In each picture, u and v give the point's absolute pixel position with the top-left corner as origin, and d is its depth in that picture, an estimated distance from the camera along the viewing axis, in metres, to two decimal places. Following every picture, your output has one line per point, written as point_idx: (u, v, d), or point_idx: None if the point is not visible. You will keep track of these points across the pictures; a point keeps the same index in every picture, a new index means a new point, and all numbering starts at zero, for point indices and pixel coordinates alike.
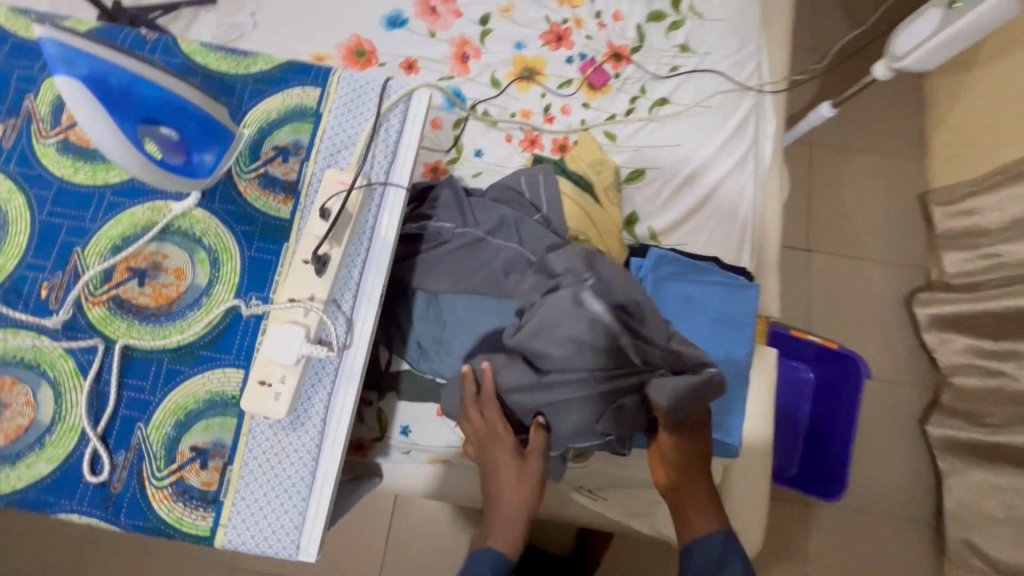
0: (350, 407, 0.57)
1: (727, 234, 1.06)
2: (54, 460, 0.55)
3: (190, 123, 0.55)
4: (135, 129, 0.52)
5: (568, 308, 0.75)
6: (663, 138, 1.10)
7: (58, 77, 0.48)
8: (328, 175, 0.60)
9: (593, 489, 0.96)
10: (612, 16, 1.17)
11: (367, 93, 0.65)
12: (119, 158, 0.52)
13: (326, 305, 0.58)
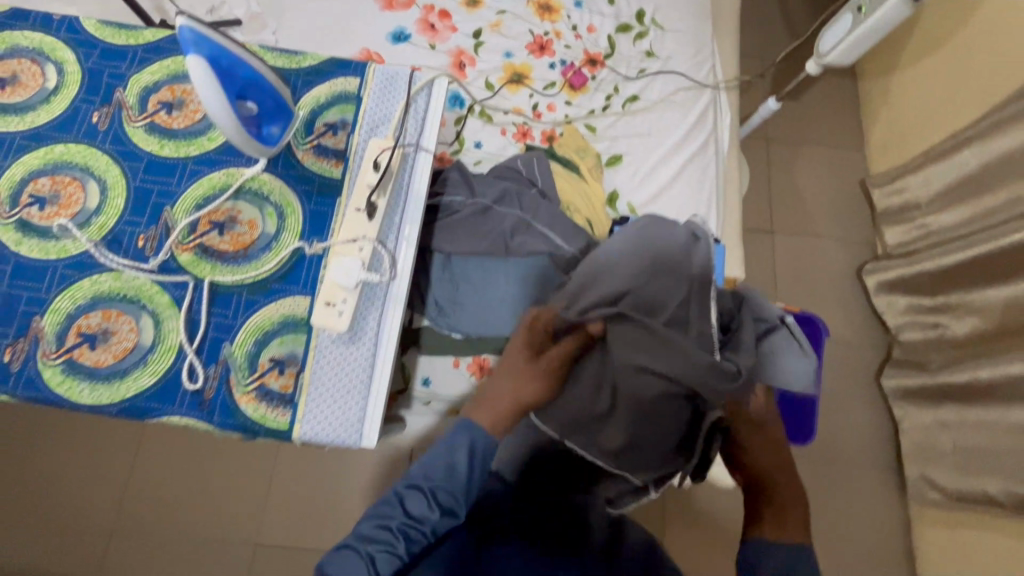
0: (398, 324, 0.71)
1: (695, 206, 1.23)
2: (157, 374, 0.67)
3: (269, 99, 0.69)
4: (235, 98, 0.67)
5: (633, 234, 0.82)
6: (636, 129, 1.28)
7: (192, 58, 0.62)
8: (373, 143, 0.75)
9: None
10: (586, 29, 1.36)
11: (398, 81, 0.81)
12: (219, 125, 0.65)
13: (377, 243, 0.71)
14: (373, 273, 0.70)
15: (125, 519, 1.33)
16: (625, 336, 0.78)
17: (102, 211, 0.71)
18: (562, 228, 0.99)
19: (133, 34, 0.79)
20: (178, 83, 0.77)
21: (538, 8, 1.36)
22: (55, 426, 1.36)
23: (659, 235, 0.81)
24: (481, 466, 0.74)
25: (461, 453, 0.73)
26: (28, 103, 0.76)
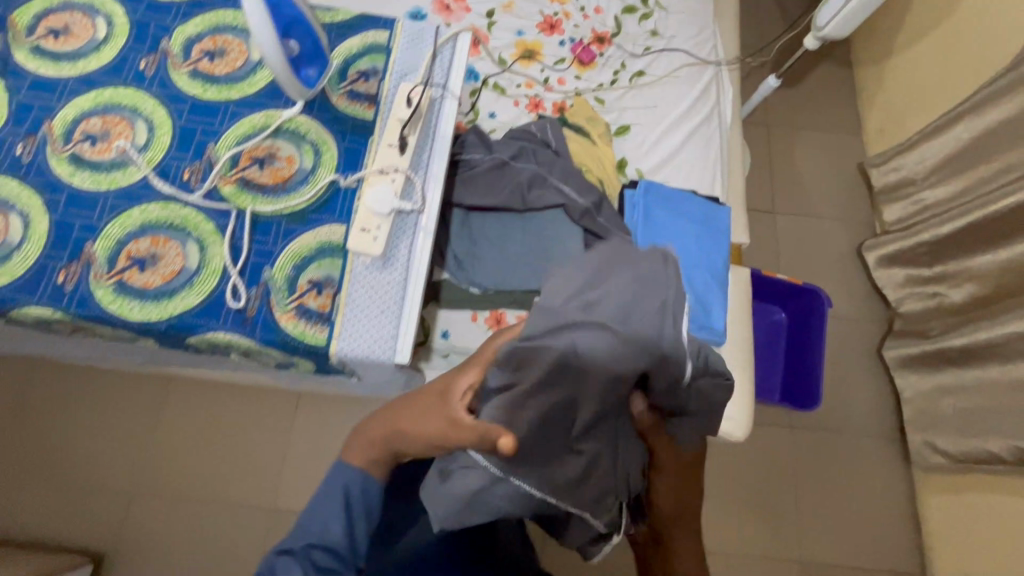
0: (427, 252, 0.75)
1: (700, 173, 1.28)
2: (202, 294, 0.71)
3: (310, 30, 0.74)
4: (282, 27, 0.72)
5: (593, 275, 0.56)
6: (643, 101, 1.34)
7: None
8: (403, 88, 0.80)
9: None
10: (594, 10, 1.42)
11: (425, 34, 0.86)
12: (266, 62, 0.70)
13: (408, 177, 0.76)
14: (405, 204, 0.74)
15: (144, 484, 1.35)
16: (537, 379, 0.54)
17: (150, 147, 0.76)
18: (579, 184, 1.05)
19: None
20: (219, 34, 0.83)
21: None
22: (77, 393, 1.39)
23: (638, 275, 0.56)
24: (366, 518, 0.72)
25: (336, 506, 0.70)
26: (80, 51, 0.81)
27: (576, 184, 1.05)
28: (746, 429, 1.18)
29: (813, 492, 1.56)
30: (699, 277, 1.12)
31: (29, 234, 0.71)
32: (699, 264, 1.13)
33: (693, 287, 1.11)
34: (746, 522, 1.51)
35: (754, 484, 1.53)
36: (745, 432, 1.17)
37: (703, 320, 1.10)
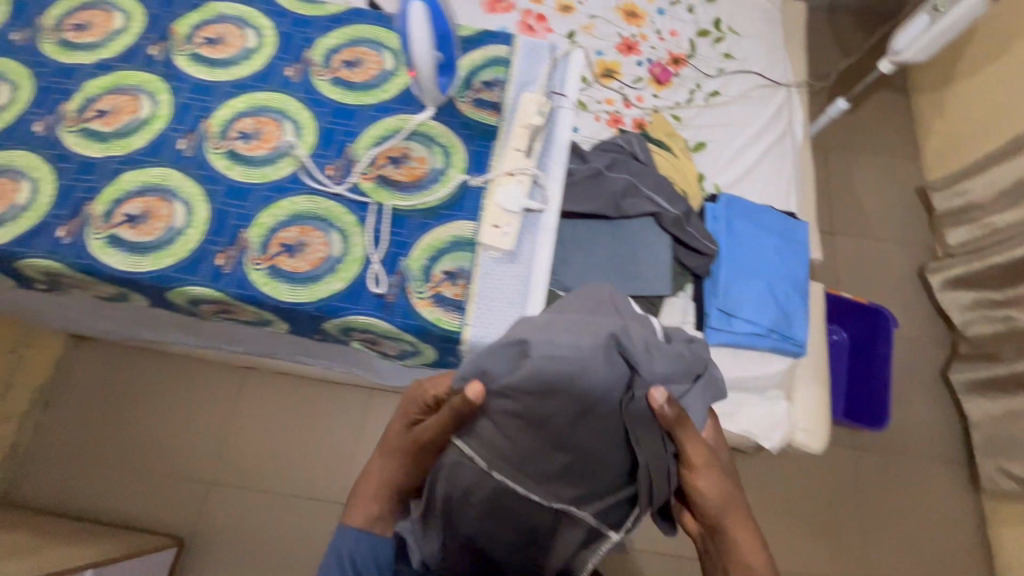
0: (549, 249, 0.79)
1: (774, 189, 1.32)
2: (345, 280, 0.76)
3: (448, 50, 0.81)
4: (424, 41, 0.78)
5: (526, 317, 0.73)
6: (718, 120, 1.39)
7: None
8: (526, 98, 0.86)
9: None
10: (669, 33, 1.49)
11: (542, 49, 0.92)
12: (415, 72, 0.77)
13: (532, 180, 0.81)
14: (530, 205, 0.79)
15: (222, 471, 1.40)
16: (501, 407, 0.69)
17: (297, 146, 0.83)
18: (668, 194, 1.09)
19: (317, 7, 0.93)
20: (357, 46, 0.90)
21: (625, 15, 1.50)
22: (166, 381, 1.46)
23: (581, 294, 0.76)
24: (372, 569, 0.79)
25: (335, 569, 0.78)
26: (233, 58, 0.89)
27: (665, 194, 1.09)
28: (823, 441, 1.19)
29: (879, 515, 1.53)
30: (780, 288, 1.15)
31: (190, 221, 0.78)
32: (780, 275, 1.16)
33: (775, 298, 1.14)
34: (810, 543, 1.49)
35: (818, 504, 1.52)
36: (823, 445, 1.18)
37: (785, 330, 1.13)
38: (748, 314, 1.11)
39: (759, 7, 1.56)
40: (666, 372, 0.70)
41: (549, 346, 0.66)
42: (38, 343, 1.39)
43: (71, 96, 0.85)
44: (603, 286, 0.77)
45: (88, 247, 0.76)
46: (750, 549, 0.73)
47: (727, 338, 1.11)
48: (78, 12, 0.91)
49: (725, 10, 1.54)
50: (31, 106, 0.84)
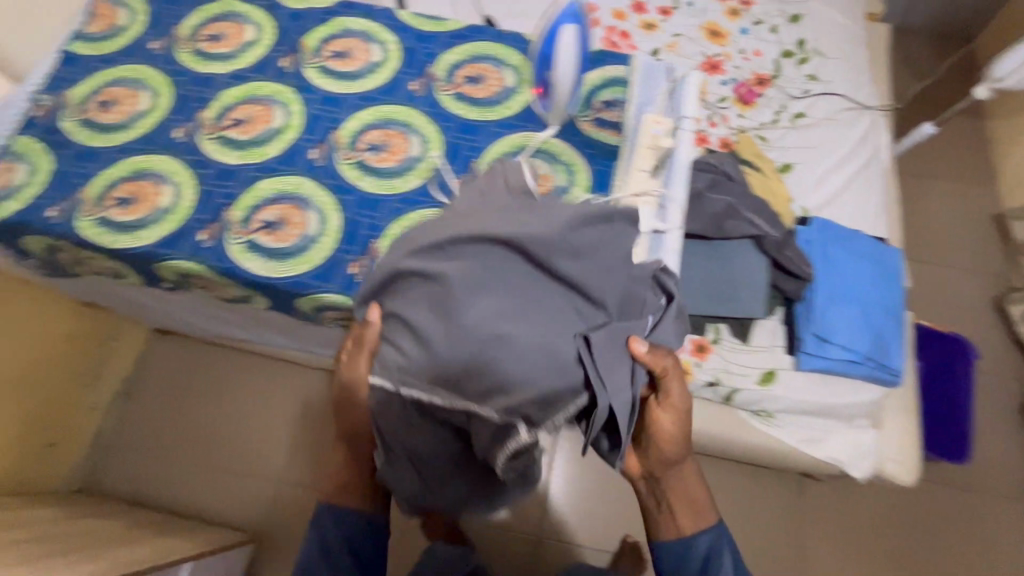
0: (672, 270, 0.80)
1: (864, 213, 1.30)
2: None
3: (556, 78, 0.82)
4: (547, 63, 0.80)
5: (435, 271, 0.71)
6: (805, 140, 1.37)
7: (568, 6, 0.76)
8: (648, 120, 0.86)
9: (765, 409, 1.15)
10: (753, 53, 1.48)
11: (658, 71, 0.93)
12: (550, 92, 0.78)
13: (656, 201, 0.82)
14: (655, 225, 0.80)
15: (294, 470, 1.42)
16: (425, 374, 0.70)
17: (423, 159, 0.85)
18: (767, 216, 1.08)
19: (439, 23, 0.95)
20: (478, 62, 0.92)
21: (708, 34, 1.50)
22: (242, 378, 1.49)
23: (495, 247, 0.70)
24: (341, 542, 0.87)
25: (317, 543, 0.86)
26: (360, 71, 0.91)
27: (765, 217, 1.08)
28: (914, 473, 1.16)
29: (959, 554, 1.47)
30: (876, 315, 1.13)
31: (325, 230, 0.81)
32: (875, 302, 1.14)
33: (871, 325, 1.12)
34: None
35: (895, 539, 1.46)
36: (915, 477, 1.15)
37: (880, 358, 1.10)
38: (842, 340, 1.10)
39: (842, 29, 1.55)
40: (587, 281, 0.70)
41: (458, 303, 0.67)
42: (126, 337, 1.43)
43: (208, 105, 0.89)
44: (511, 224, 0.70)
45: (228, 252, 0.79)
46: (685, 486, 0.85)
47: (819, 363, 1.10)
48: (212, 23, 0.95)
49: (808, 31, 1.53)
50: (171, 114, 0.88)
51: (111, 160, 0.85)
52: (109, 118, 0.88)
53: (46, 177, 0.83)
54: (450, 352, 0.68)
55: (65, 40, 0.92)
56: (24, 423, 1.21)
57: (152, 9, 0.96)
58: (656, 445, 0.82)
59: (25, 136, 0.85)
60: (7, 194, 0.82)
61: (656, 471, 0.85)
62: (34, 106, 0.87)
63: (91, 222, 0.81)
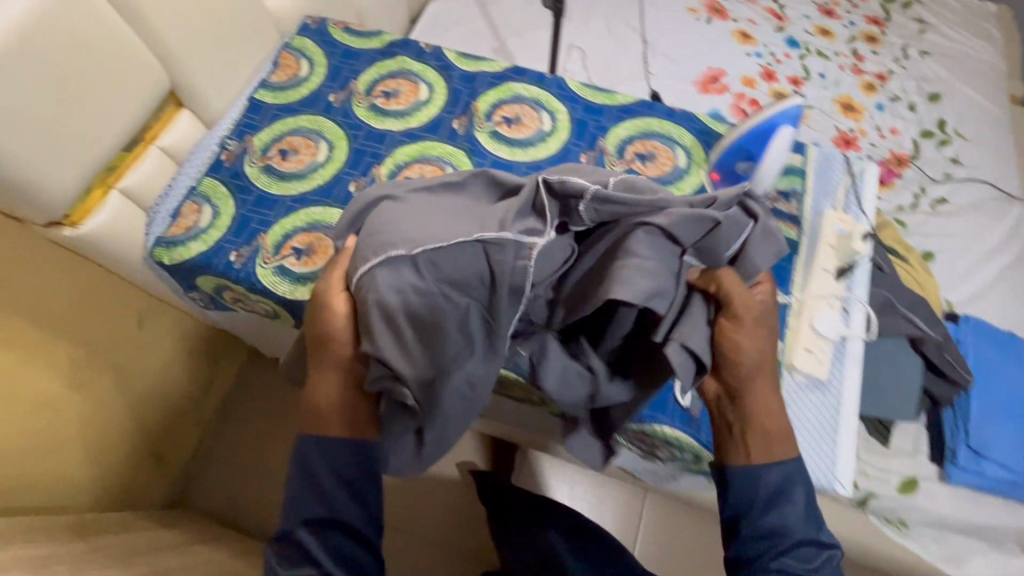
0: (856, 381, 0.74)
1: (1012, 314, 1.21)
2: None
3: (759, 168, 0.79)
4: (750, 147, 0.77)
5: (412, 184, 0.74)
6: (947, 228, 1.30)
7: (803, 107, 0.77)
8: (828, 217, 0.83)
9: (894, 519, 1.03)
10: (890, 130, 1.43)
11: (835, 161, 0.89)
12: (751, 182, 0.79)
13: (840, 306, 0.77)
14: (834, 334, 0.75)
15: None
16: (410, 230, 0.65)
17: None
18: (925, 315, 1.00)
19: (608, 96, 0.95)
20: (648, 138, 0.91)
21: (842, 107, 1.46)
22: None
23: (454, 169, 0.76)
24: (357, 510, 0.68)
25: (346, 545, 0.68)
26: (530, 139, 0.92)
27: (922, 315, 1.00)
28: None
29: None
30: None
31: None
32: None
33: None
34: None
35: None
36: None
37: None
38: (1004, 458, 1.01)
39: (985, 112, 1.48)
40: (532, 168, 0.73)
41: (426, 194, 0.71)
42: (234, 353, 1.42)
43: (381, 161, 0.91)
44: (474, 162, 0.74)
45: None
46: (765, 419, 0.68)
47: (975, 480, 1.01)
48: (387, 80, 0.98)
49: (949, 111, 1.47)
50: (346, 167, 0.90)
51: (289, 209, 0.88)
52: (287, 166, 0.91)
53: (229, 222, 0.87)
54: (425, 216, 0.67)
55: (252, 88, 0.97)
56: (139, 437, 1.18)
57: (331, 63, 1.00)
58: (734, 354, 0.66)
59: (212, 179, 0.89)
60: (194, 234, 0.85)
61: (735, 390, 0.69)
62: (222, 150, 0.91)
63: (270, 270, 0.83)
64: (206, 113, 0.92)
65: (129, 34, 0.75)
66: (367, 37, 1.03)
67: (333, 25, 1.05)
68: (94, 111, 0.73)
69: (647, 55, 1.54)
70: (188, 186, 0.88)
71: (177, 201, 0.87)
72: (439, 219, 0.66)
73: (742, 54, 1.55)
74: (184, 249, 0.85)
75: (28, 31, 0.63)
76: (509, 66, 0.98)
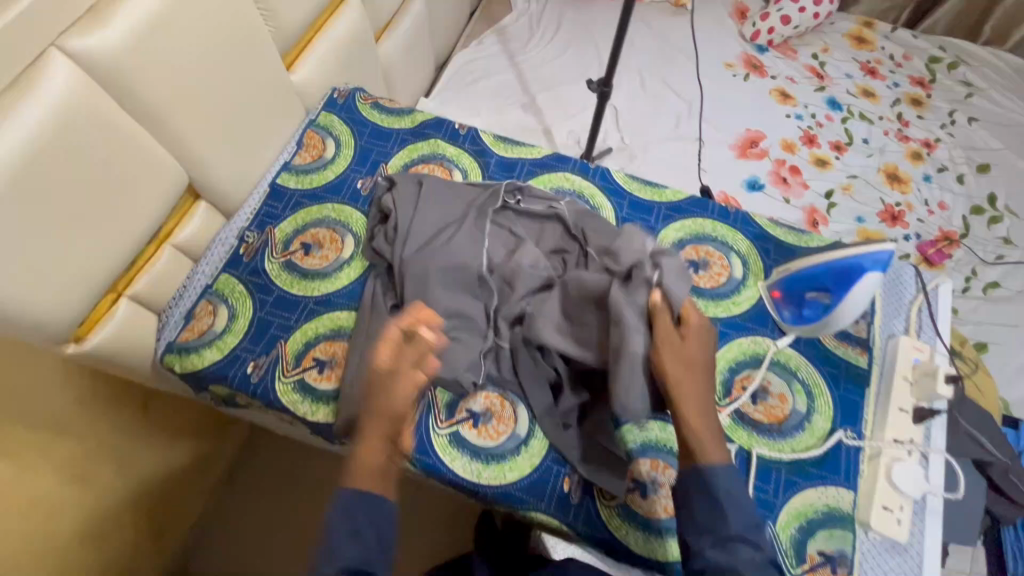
0: (937, 542, 0.67)
1: None
2: None
3: (843, 296, 0.71)
4: (827, 267, 0.72)
5: (413, 191, 0.82)
6: (1000, 316, 1.23)
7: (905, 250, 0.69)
8: (901, 343, 0.76)
9: None
10: (939, 205, 1.36)
11: (905, 275, 0.83)
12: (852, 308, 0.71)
13: (916, 453, 0.70)
14: (912, 488, 0.67)
15: None
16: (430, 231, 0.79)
17: None
18: (993, 431, 0.92)
19: (657, 192, 0.89)
20: (701, 244, 0.84)
21: (887, 177, 1.39)
22: None
23: (447, 190, 0.82)
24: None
25: None
26: None
27: (990, 431, 0.92)
28: None
29: None
30: None
31: (537, 430, 0.73)
32: None
33: None
34: None
35: None
36: None
37: None
38: None
39: None
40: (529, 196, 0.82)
41: (426, 202, 0.80)
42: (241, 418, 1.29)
43: None
44: (463, 191, 0.82)
45: (432, 443, 0.72)
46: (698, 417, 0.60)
47: None
48: (418, 165, 0.92)
49: (1001, 185, 1.39)
50: (370, 264, 0.82)
51: (312, 312, 0.81)
52: (310, 262, 0.84)
53: (245, 325, 0.80)
54: (439, 223, 0.79)
55: (275, 172, 0.91)
56: (132, 542, 1.06)
57: (359, 143, 0.94)
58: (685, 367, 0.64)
59: (229, 276, 0.83)
60: (207, 340, 0.79)
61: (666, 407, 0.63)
62: (241, 243, 0.85)
63: (288, 384, 0.76)
64: (225, 203, 0.86)
65: (144, 137, 0.68)
66: (398, 115, 0.97)
67: (361, 99, 0.99)
68: (105, 223, 0.67)
69: (682, 114, 1.47)
70: (203, 284, 0.82)
71: (192, 301, 0.81)
72: (448, 229, 0.79)
73: (783, 115, 1.48)
74: (196, 356, 0.78)
75: (34, 152, 0.57)
76: (550, 154, 0.92)
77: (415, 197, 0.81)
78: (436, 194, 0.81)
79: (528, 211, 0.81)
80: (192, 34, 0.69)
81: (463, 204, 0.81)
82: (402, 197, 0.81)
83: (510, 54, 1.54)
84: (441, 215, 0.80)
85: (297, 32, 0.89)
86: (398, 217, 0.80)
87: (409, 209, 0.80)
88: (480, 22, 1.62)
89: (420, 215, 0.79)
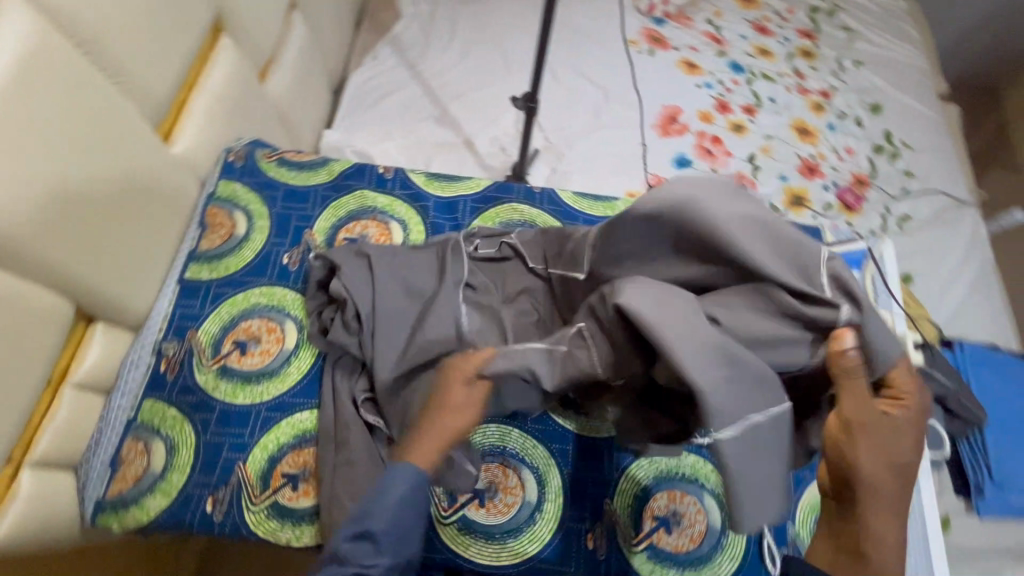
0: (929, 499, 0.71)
1: (989, 324, 1.26)
2: (737, 559, 0.66)
3: None
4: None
5: (355, 261, 0.72)
6: (917, 246, 1.33)
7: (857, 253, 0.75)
8: None
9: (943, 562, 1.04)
10: (846, 151, 1.44)
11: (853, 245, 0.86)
12: None
13: None
14: None
15: None
16: (390, 305, 0.70)
17: None
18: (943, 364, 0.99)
19: (607, 206, 0.85)
20: None
21: (797, 132, 1.45)
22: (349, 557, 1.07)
23: (396, 254, 0.73)
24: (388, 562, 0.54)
25: None
26: None
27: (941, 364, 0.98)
28: None
29: None
30: None
31: (547, 492, 0.68)
32: None
33: None
34: None
35: None
36: None
37: None
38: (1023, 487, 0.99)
39: (923, 116, 1.52)
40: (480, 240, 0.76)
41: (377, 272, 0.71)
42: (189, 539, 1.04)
43: None
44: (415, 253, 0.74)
45: (442, 536, 0.66)
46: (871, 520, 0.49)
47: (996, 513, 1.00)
48: (349, 223, 0.82)
49: (893, 122, 1.50)
50: (323, 351, 0.73)
51: (267, 422, 0.70)
52: (250, 363, 0.73)
53: (191, 456, 0.68)
54: (398, 295, 0.71)
55: (181, 265, 0.77)
56: None
57: (274, 211, 0.82)
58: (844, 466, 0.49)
59: (154, 402, 0.70)
60: (146, 486, 0.66)
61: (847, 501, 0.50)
62: (160, 359, 0.72)
63: (261, 512, 0.67)
64: (128, 316, 0.72)
65: (1, 276, 0.54)
66: (312, 169, 0.86)
67: (262, 157, 0.86)
68: None
69: (598, 102, 1.45)
70: (125, 419, 0.69)
71: (115, 444, 0.68)
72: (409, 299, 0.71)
73: (693, 86, 1.49)
74: (138, 509, 0.65)
75: None
76: (490, 185, 0.86)
77: (362, 269, 0.72)
78: (384, 261, 0.72)
79: (482, 257, 0.75)
80: (37, 138, 0.55)
81: (421, 266, 0.73)
82: (346, 272, 0.71)
83: (410, 65, 1.43)
84: (402, 290, 0.71)
85: (169, 97, 0.74)
86: (348, 299, 0.70)
87: (359, 286, 0.70)
88: (369, 33, 1.49)
89: (377, 286, 0.70)
